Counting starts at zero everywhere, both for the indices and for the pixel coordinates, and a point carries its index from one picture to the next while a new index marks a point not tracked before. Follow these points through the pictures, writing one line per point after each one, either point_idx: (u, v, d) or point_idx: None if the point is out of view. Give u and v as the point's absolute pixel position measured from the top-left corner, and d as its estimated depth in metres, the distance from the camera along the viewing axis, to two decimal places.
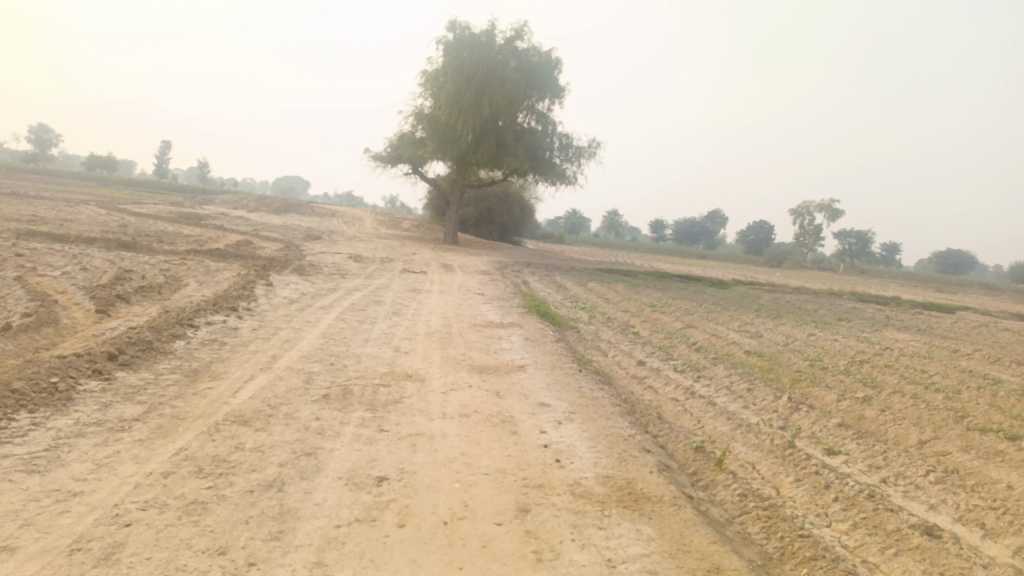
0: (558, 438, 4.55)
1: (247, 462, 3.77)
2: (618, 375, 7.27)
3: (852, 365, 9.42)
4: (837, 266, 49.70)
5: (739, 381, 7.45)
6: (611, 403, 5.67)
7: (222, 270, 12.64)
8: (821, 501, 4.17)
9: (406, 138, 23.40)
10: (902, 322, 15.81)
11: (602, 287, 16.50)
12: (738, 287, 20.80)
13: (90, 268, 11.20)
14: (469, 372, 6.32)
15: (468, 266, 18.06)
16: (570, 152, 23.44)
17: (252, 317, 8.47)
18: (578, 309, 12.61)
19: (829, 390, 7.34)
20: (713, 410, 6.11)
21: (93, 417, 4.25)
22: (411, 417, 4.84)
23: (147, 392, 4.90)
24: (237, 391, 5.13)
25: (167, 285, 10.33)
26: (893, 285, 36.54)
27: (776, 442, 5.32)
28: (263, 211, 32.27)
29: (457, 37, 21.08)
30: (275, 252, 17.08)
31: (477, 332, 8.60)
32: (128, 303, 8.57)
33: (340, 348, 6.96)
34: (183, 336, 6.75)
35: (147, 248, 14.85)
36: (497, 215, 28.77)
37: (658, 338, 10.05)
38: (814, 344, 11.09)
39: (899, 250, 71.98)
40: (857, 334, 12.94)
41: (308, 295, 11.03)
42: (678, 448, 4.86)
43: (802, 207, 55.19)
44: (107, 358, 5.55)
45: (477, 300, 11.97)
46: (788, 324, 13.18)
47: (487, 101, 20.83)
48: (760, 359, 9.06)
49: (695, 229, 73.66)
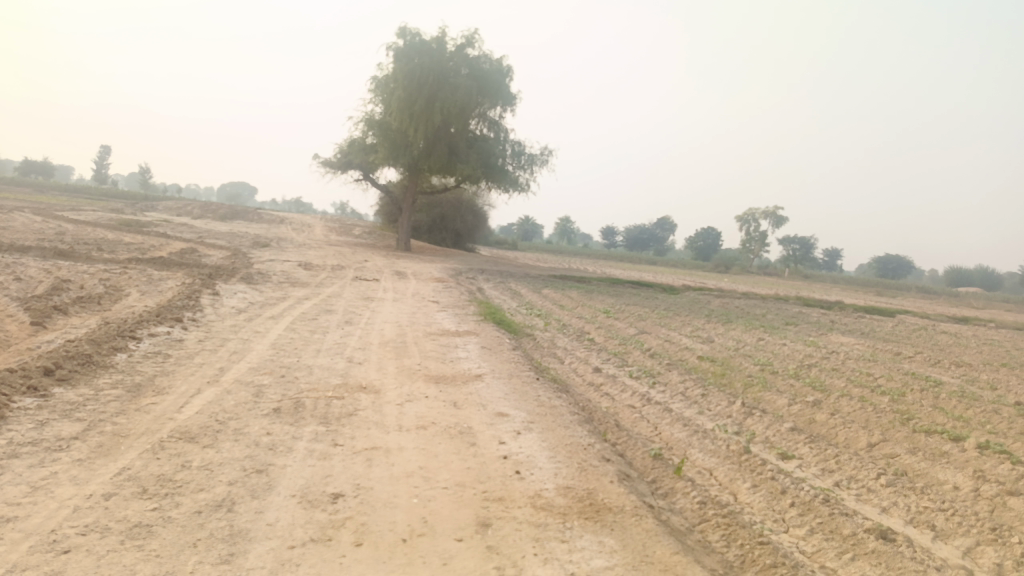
0: (517, 448, 4.49)
1: (194, 481, 3.61)
2: (575, 382, 7.25)
3: (801, 369, 9.62)
4: (782, 271, 50.95)
5: (694, 387, 7.52)
6: (569, 412, 5.65)
7: (166, 280, 12.24)
8: (778, 507, 4.21)
9: (356, 145, 23.13)
10: (846, 326, 16.25)
11: (556, 293, 16.54)
12: (689, 293, 21.11)
13: (24, 278, 10.72)
14: (425, 382, 6.22)
15: (421, 273, 17.90)
16: (522, 159, 23.50)
17: (198, 327, 8.19)
18: (533, 316, 12.60)
19: (781, 395, 7.47)
20: (669, 417, 6.14)
21: (27, 436, 4.02)
22: (366, 430, 4.73)
23: (87, 408, 4.66)
24: (183, 406, 4.93)
25: (108, 296, 9.95)
26: (835, 289, 37.67)
27: (732, 447, 5.37)
28: (208, 218, 31.49)
29: (408, 43, 20.95)
30: (221, 260, 16.64)
31: (432, 341, 8.49)
32: (66, 315, 8.20)
33: (291, 360, 6.78)
34: (125, 348, 6.49)
35: (86, 256, 14.30)
36: (450, 222, 28.65)
37: (613, 344, 10.09)
38: (764, 349, 11.30)
39: (840, 256, 74.26)
40: (805, 338, 13.23)
41: (257, 304, 10.75)
42: (637, 456, 4.86)
43: (749, 213, 56.49)
44: (42, 374, 5.28)
45: (432, 308, 11.84)
46: (739, 329, 13.41)
47: (439, 108, 20.74)
48: (713, 364, 9.18)
49: (646, 236, 74.65)
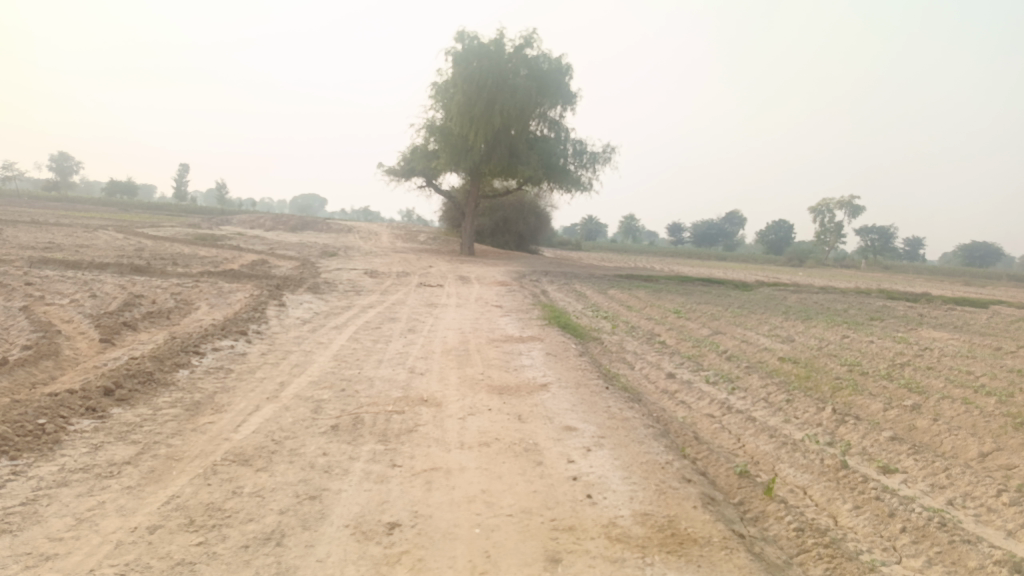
0: (588, 468, 4.13)
1: (244, 510, 3.39)
2: (648, 390, 6.83)
3: (893, 369, 8.89)
4: (860, 263, 48.74)
5: (777, 391, 7.00)
6: (643, 425, 5.23)
7: (234, 292, 12.37)
8: (887, 533, 3.72)
9: (418, 151, 23.14)
10: (937, 320, 15.18)
11: (623, 294, 16.03)
12: (762, 289, 20.22)
13: (100, 294, 10.97)
14: (489, 394, 5.92)
15: (485, 277, 17.73)
16: (584, 158, 23.07)
17: (261, 340, 8.13)
18: (600, 319, 12.18)
19: (874, 398, 6.85)
20: (753, 426, 5.66)
21: (80, 462, 3.90)
22: (426, 448, 4.45)
23: (143, 430, 4.55)
24: (239, 426, 4.77)
25: (177, 310, 10.06)
26: (919, 280, 35.67)
27: (827, 462, 4.85)
28: (280, 230, 32.25)
29: (466, 47, 20.82)
30: (289, 270, 16.85)
31: (496, 349, 8.19)
32: (135, 330, 8.28)
33: (353, 372, 6.59)
34: (187, 364, 6.43)
35: (160, 271, 14.66)
36: (513, 225, 28.45)
37: (686, 346, 9.59)
38: (850, 347, 10.56)
39: (923, 244, 70.72)
40: (893, 334, 12.37)
41: (322, 314, 10.70)
42: (720, 474, 4.42)
43: (822, 204, 54.42)
44: (102, 394, 5.21)
45: (496, 313, 11.57)
46: (820, 326, 12.64)
47: (499, 110, 20.53)
48: (796, 366, 8.55)
49: (714, 232, 72.71)
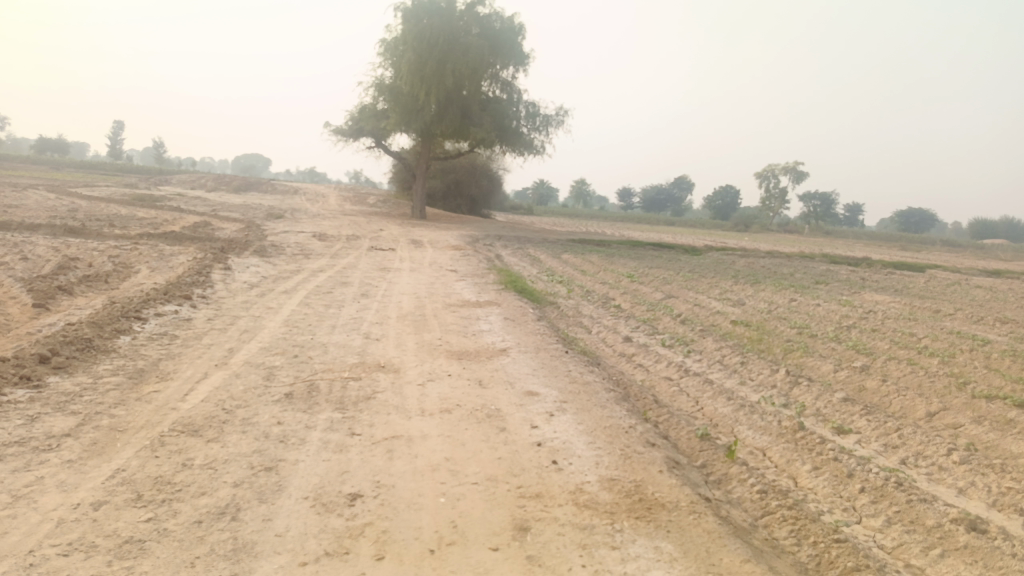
0: (552, 434, 4.07)
1: (196, 484, 3.22)
2: (606, 354, 6.81)
3: (840, 331, 9.09)
4: (803, 228, 49.92)
5: (732, 354, 7.08)
6: (605, 389, 5.20)
7: (178, 255, 11.90)
8: (846, 493, 3.78)
9: (368, 111, 22.50)
10: (878, 283, 15.61)
11: (576, 258, 16.03)
12: (712, 253, 20.48)
13: (32, 257, 10.40)
14: (447, 359, 5.81)
15: (438, 241, 17.49)
16: (537, 120, 22.80)
17: (207, 305, 7.83)
18: (555, 283, 12.14)
19: (825, 360, 6.99)
20: (711, 389, 5.69)
21: (14, 435, 3.65)
22: (385, 415, 4.32)
23: (83, 400, 4.30)
24: (188, 395, 4.55)
25: (116, 274, 9.61)
26: (859, 244, 36.75)
27: (784, 423, 4.91)
28: (223, 191, 31.19)
29: (416, 2, 20.20)
30: (234, 233, 16.28)
31: (452, 313, 8.05)
32: (71, 295, 7.86)
33: (305, 338, 6.38)
34: (129, 330, 6.13)
35: (97, 233, 14.00)
36: (464, 187, 28.10)
37: (641, 310, 9.63)
38: (799, 310, 10.77)
39: (862, 210, 72.80)
40: (838, 297, 12.67)
41: (271, 278, 10.36)
42: (682, 437, 4.42)
43: (768, 170, 55.38)
44: (37, 362, 4.92)
45: (450, 277, 11.41)
46: (769, 289, 12.87)
47: (451, 70, 20.07)
48: (748, 329, 8.67)
49: (663, 197, 73.42)
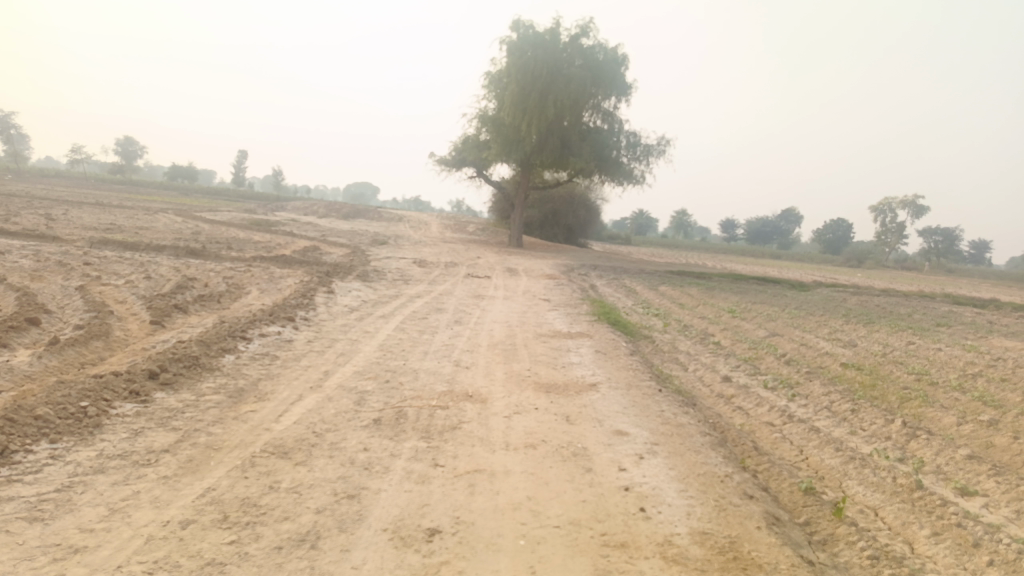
0: (641, 478, 3.87)
1: (280, 508, 3.25)
2: (702, 394, 6.51)
3: (964, 379, 8.35)
4: (923, 266, 46.84)
5: (841, 400, 6.60)
6: (700, 432, 4.94)
7: (285, 277, 12.43)
8: (972, 565, 3.39)
9: (470, 141, 22.98)
10: (1009, 328, 14.35)
11: (674, 291, 15.63)
12: (820, 290, 19.48)
13: (155, 276, 11.12)
14: (536, 392, 5.70)
15: (534, 270, 17.52)
16: (637, 151, 22.59)
17: (308, 327, 8.08)
18: (652, 316, 11.84)
19: (946, 412, 6.40)
20: (817, 438, 5.31)
21: (118, 448, 3.82)
22: (470, 448, 4.25)
23: (184, 416, 4.47)
24: (281, 416, 4.65)
25: (228, 294, 10.10)
26: (985, 285, 34.16)
27: (900, 481, 4.49)
28: (332, 217, 32.56)
29: (521, 36, 20.53)
30: (340, 258, 16.89)
31: (543, 344, 7.95)
32: (185, 313, 8.31)
33: (397, 363, 6.44)
34: (233, 350, 6.38)
35: (215, 254, 14.86)
36: (563, 217, 28.12)
37: (742, 348, 9.21)
38: (917, 354, 10.01)
39: (990, 247, 67.75)
40: (962, 341, 11.70)
41: (370, 303, 10.63)
42: (783, 490, 4.11)
43: (883, 203, 52.56)
44: (147, 377, 5.17)
45: (544, 307, 11.33)
46: (883, 331, 12.05)
47: (552, 101, 20.21)
48: (860, 373, 8.11)
49: (769, 229, 70.95)
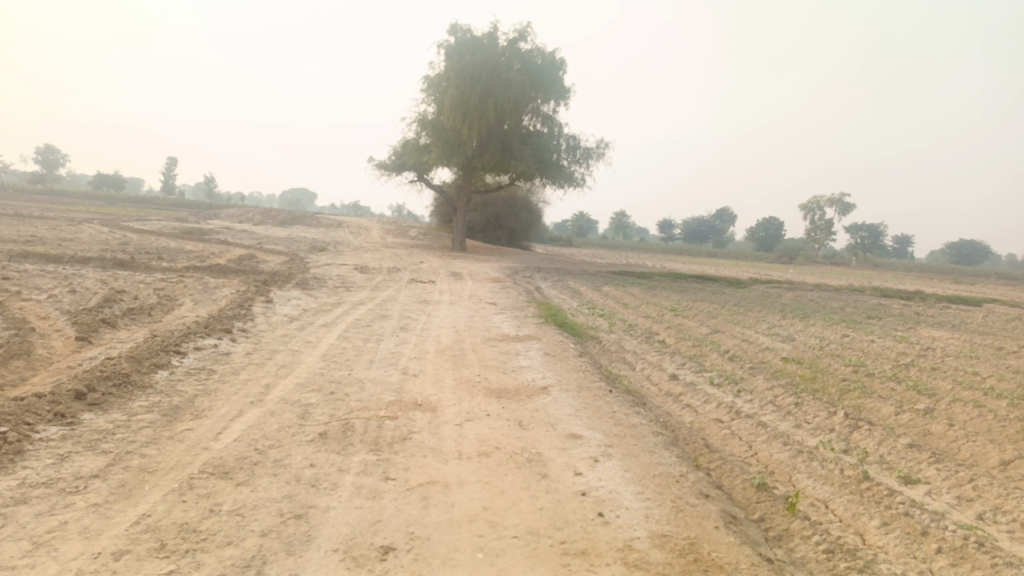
0: (597, 482, 3.82)
1: (222, 532, 3.06)
2: (651, 393, 6.52)
3: (898, 370, 8.63)
4: (850, 260, 48.69)
5: (785, 394, 6.71)
6: (652, 432, 4.93)
7: (221, 287, 12.01)
8: (922, 553, 3.45)
9: (410, 145, 22.76)
10: (934, 318, 14.97)
11: (617, 291, 15.76)
12: (757, 286, 19.97)
13: (80, 290, 10.58)
14: (486, 398, 5.60)
15: (478, 273, 17.43)
16: (577, 153, 22.77)
17: (247, 339, 7.79)
18: (597, 316, 11.89)
19: (885, 402, 6.58)
20: (765, 433, 5.37)
21: (42, 475, 3.56)
22: (421, 459, 4.13)
23: (115, 438, 4.21)
24: (220, 433, 4.43)
25: (160, 306, 9.69)
26: (909, 277, 35.71)
27: (847, 472, 4.57)
28: (269, 224, 31.77)
29: (459, 40, 20.44)
30: (278, 266, 16.46)
31: (491, 348, 7.86)
32: (114, 328, 7.90)
33: (342, 373, 6.25)
34: (167, 365, 6.08)
35: (145, 265, 14.26)
36: (504, 220, 28.11)
37: (686, 346, 9.31)
38: (852, 346, 10.31)
39: (911, 242, 70.93)
40: (892, 333, 12.13)
41: (311, 311, 10.35)
42: (737, 486, 4.13)
43: (812, 201, 54.43)
44: (73, 398, 4.86)
45: (490, 311, 11.25)
46: (819, 324, 12.40)
47: (493, 105, 20.17)
48: (800, 367, 8.29)
49: (705, 228, 72.59)
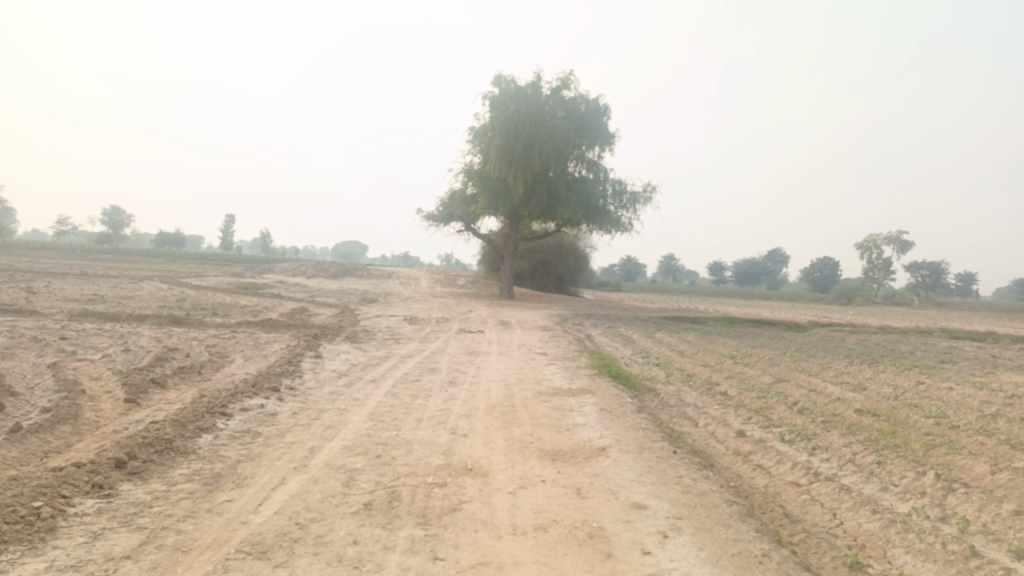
0: (669, 563, 3.43)
1: None
2: (717, 453, 6.07)
3: (985, 421, 7.92)
4: (912, 300, 46.78)
5: (865, 452, 6.16)
6: (725, 500, 4.50)
7: (271, 343, 11.99)
8: None
9: (457, 196, 22.88)
10: (1013, 362, 14.01)
11: (672, 337, 15.25)
12: (818, 330, 19.14)
13: (134, 348, 10.65)
14: (541, 461, 5.25)
15: (527, 322, 17.17)
16: (624, 198, 22.56)
17: (293, 397, 7.62)
18: (652, 365, 11.47)
19: (978, 459, 5.95)
20: (850, 498, 4.87)
21: (73, 557, 3.35)
22: (474, 533, 3.80)
23: (152, 512, 3.99)
24: (261, 505, 4.18)
25: (210, 364, 9.65)
26: (977, 317, 34.00)
27: (951, 546, 4.05)
28: (321, 277, 32.25)
29: (503, 91, 20.61)
30: (328, 319, 16.49)
31: (544, 404, 7.49)
32: (163, 388, 7.84)
33: (390, 434, 5.97)
34: (211, 428, 5.91)
35: (199, 321, 14.41)
36: (552, 267, 27.91)
37: (750, 397, 8.79)
38: (929, 395, 9.59)
39: (976, 279, 68.15)
40: (971, 378, 11.32)
41: (359, 366, 10.17)
42: (827, 566, 3.67)
43: (868, 240, 52.94)
44: (114, 466, 4.70)
45: (541, 362, 10.92)
46: (889, 371, 11.67)
47: (538, 153, 20.18)
48: (877, 419, 7.69)
49: (757, 270, 71.16)
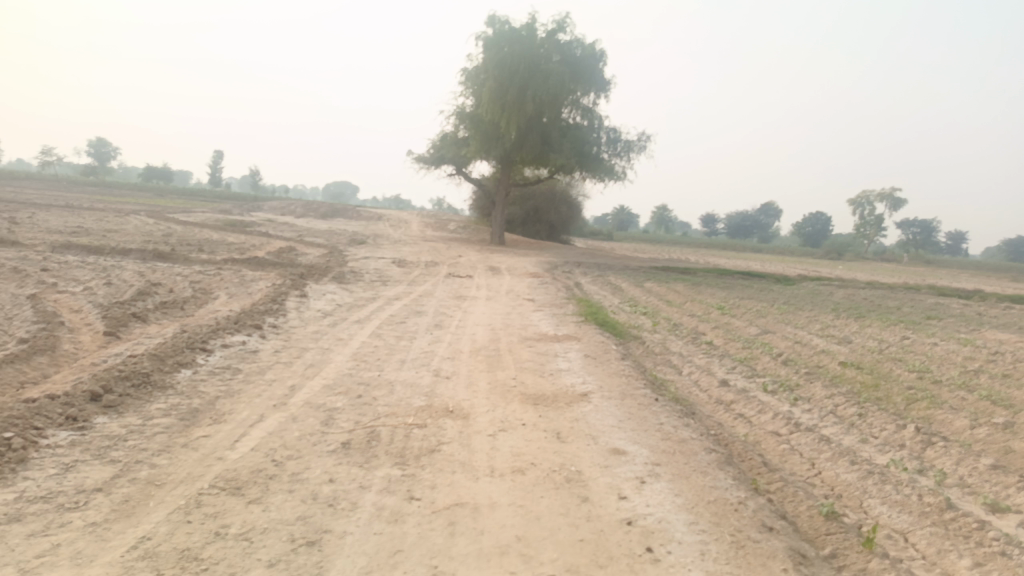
0: (645, 508, 3.43)
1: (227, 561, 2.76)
2: (700, 401, 6.08)
3: (966, 377, 7.96)
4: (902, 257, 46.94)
5: (847, 404, 6.18)
6: (704, 448, 4.50)
7: (256, 281, 11.86)
8: None
9: (449, 139, 22.48)
10: (998, 319, 14.08)
11: (661, 287, 15.23)
12: (807, 284, 19.15)
13: (116, 282, 10.50)
14: (522, 405, 5.22)
15: (516, 268, 17.08)
16: (618, 146, 22.22)
17: (276, 335, 7.54)
18: (639, 314, 11.44)
19: (958, 414, 5.98)
20: (829, 449, 4.88)
21: (43, 488, 3.30)
22: (450, 474, 3.78)
23: (126, 445, 3.94)
24: (237, 441, 4.14)
25: (193, 300, 9.53)
26: (965, 275, 34.18)
27: (926, 498, 4.07)
28: (311, 217, 31.89)
29: (497, 32, 20.09)
30: (316, 258, 16.33)
31: (528, 349, 7.45)
32: (144, 323, 7.74)
33: (372, 375, 5.92)
34: (191, 364, 5.84)
35: (184, 257, 14.23)
36: (544, 213, 27.69)
37: (735, 347, 8.79)
38: (914, 350, 9.63)
39: (966, 237, 68.34)
40: (955, 335, 11.37)
41: (344, 306, 10.09)
42: (802, 514, 3.68)
43: (862, 195, 52.79)
44: (89, 399, 4.63)
45: (528, 308, 10.87)
46: (876, 325, 11.69)
47: (532, 96, 19.74)
48: (860, 372, 7.72)
49: (750, 223, 71.05)
